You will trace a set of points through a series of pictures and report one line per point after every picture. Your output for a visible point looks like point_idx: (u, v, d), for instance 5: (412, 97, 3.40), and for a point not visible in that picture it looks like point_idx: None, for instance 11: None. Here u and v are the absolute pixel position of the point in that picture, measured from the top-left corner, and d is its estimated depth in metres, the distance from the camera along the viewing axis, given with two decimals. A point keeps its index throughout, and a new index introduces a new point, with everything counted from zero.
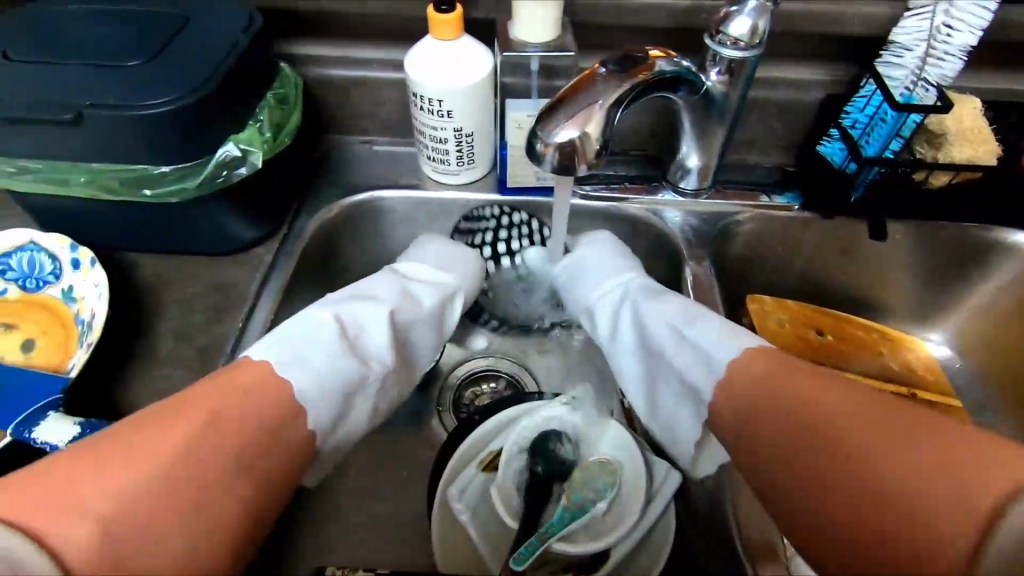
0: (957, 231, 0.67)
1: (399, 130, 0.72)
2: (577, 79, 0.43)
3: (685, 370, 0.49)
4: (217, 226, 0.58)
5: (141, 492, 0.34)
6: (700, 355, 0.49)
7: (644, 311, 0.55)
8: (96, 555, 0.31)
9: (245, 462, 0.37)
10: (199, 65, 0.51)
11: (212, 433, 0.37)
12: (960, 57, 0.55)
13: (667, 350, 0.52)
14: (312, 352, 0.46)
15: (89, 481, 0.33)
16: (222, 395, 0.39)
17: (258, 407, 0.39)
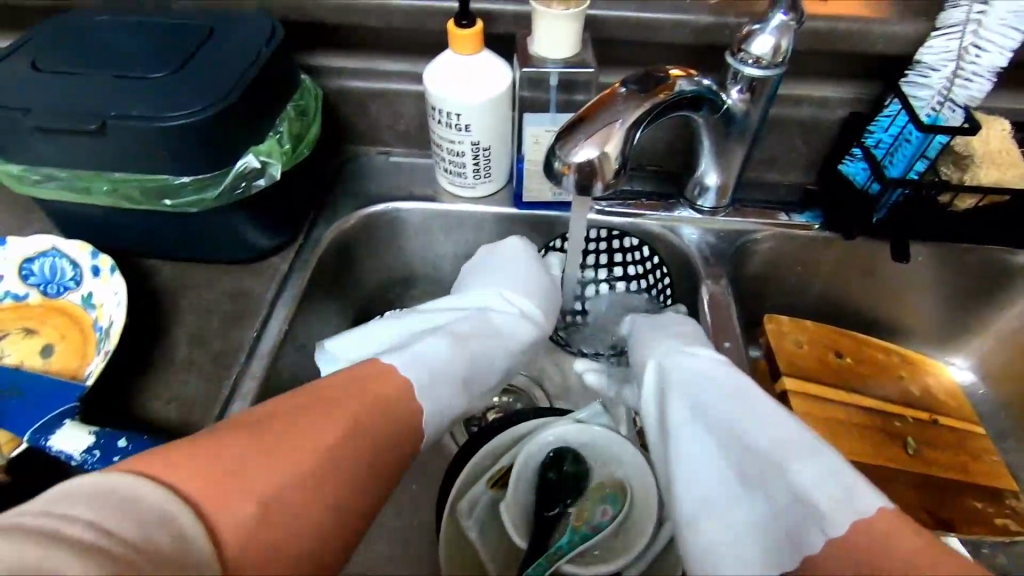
0: (984, 254, 0.65)
1: (417, 141, 0.73)
2: (597, 98, 0.42)
3: (808, 486, 0.38)
4: (235, 235, 0.59)
5: (291, 481, 0.34)
6: (836, 477, 0.38)
7: (745, 410, 0.44)
8: (253, 534, 0.32)
9: (374, 463, 0.39)
10: (222, 77, 0.52)
11: (350, 437, 0.38)
12: (988, 79, 0.53)
13: (769, 465, 0.41)
14: (440, 378, 0.47)
15: (248, 463, 0.34)
16: (359, 397, 0.41)
17: (383, 419, 0.41)
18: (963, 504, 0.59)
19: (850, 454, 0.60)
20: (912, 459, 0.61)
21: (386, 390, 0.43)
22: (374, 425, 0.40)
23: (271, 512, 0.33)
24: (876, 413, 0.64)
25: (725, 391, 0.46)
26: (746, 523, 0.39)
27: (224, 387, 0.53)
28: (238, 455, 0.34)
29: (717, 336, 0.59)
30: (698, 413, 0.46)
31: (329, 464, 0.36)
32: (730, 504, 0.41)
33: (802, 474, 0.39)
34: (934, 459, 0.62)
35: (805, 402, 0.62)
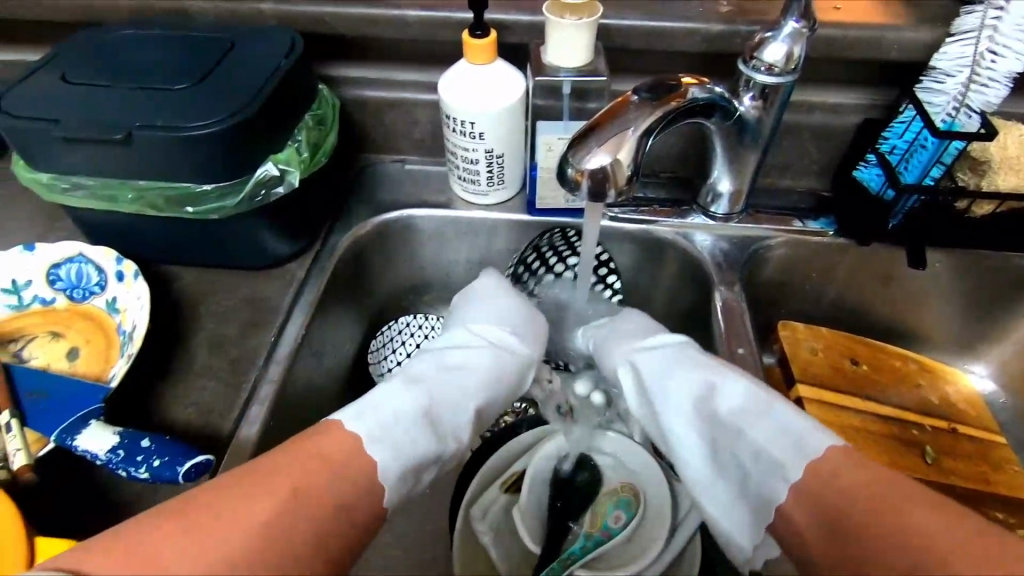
0: (1002, 261, 0.64)
1: (432, 150, 0.74)
2: (610, 106, 0.43)
3: (768, 443, 0.46)
4: (254, 241, 0.60)
5: (220, 570, 0.33)
6: (786, 434, 0.45)
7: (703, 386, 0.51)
8: None
9: (322, 534, 0.38)
10: (243, 88, 0.53)
11: (296, 504, 0.37)
12: (1005, 84, 0.53)
13: (738, 431, 0.48)
14: (394, 423, 0.46)
15: (173, 558, 0.33)
16: (304, 462, 0.39)
17: (336, 482, 0.40)
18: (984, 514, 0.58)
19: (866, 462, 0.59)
20: (930, 468, 0.60)
21: (335, 452, 0.41)
22: (323, 492, 0.39)
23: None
24: (892, 421, 0.63)
25: (683, 374, 0.52)
26: (731, 493, 0.48)
27: (242, 391, 0.55)
28: (165, 541, 0.34)
29: (731, 343, 0.58)
30: (668, 401, 0.52)
31: (263, 543, 0.35)
32: (716, 477, 0.48)
33: (758, 438, 0.46)
34: (954, 468, 0.61)
35: (820, 409, 0.61)
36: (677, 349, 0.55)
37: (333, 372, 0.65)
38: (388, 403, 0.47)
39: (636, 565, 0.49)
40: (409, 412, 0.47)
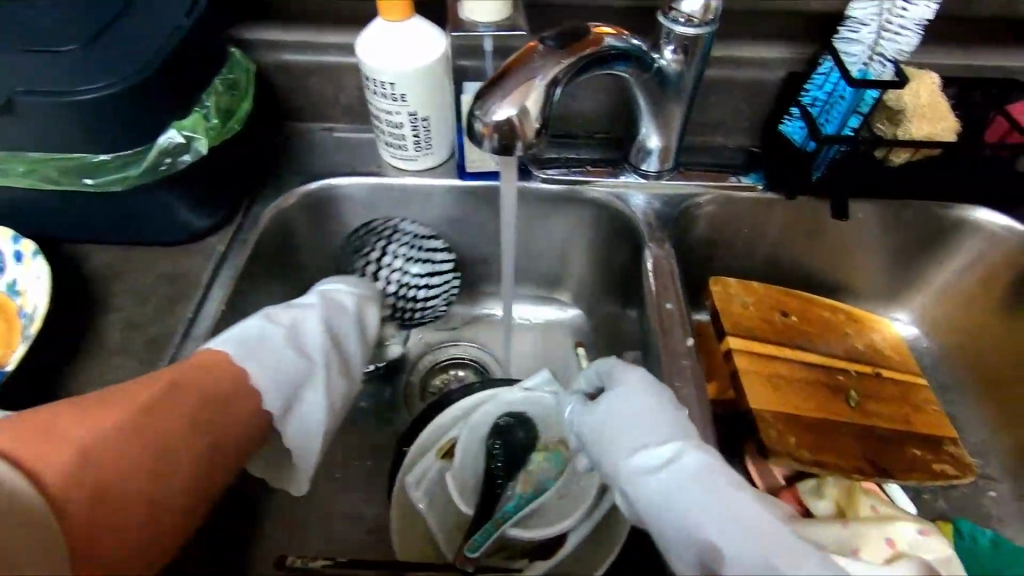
0: (923, 210, 0.66)
1: (359, 116, 0.71)
2: (516, 55, 0.42)
3: None
4: (167, 215, 0.57)
5: (112, 440, 0.40)
6: None
7: (709, 525, 0.41)
8: (67, 478, 0.38)
9: (203, 437, 0.44)
10: (139, 50, 0.50)
11: (189, 405, 0.44)
12: (916, 32, 0.54)
13: None
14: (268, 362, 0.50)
15: (74, 426, 0.40)
16: (198, 379, 0.46)
17: (232, 402, 0.46)
18: (904, 452, 0.60)
19: (793, 409, 0.60)
20: (854, 411, 0.62)
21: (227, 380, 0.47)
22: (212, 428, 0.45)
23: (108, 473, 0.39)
24: (819, 369, 0.65)
25: (691, 504, 0.42)
26: None
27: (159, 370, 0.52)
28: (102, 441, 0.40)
29: (659, 298, 0.59)
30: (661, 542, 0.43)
31: (152, 432, 0.42)
32: None
33: None
34: (877, 410, 0.63)
35: (750, 360, 0.62)
36: (687, 470, 0.44)
37: None
38: (259, 348, 0.51)
39: (572, 526, 0.50)
40: (287, 350, 0.52)
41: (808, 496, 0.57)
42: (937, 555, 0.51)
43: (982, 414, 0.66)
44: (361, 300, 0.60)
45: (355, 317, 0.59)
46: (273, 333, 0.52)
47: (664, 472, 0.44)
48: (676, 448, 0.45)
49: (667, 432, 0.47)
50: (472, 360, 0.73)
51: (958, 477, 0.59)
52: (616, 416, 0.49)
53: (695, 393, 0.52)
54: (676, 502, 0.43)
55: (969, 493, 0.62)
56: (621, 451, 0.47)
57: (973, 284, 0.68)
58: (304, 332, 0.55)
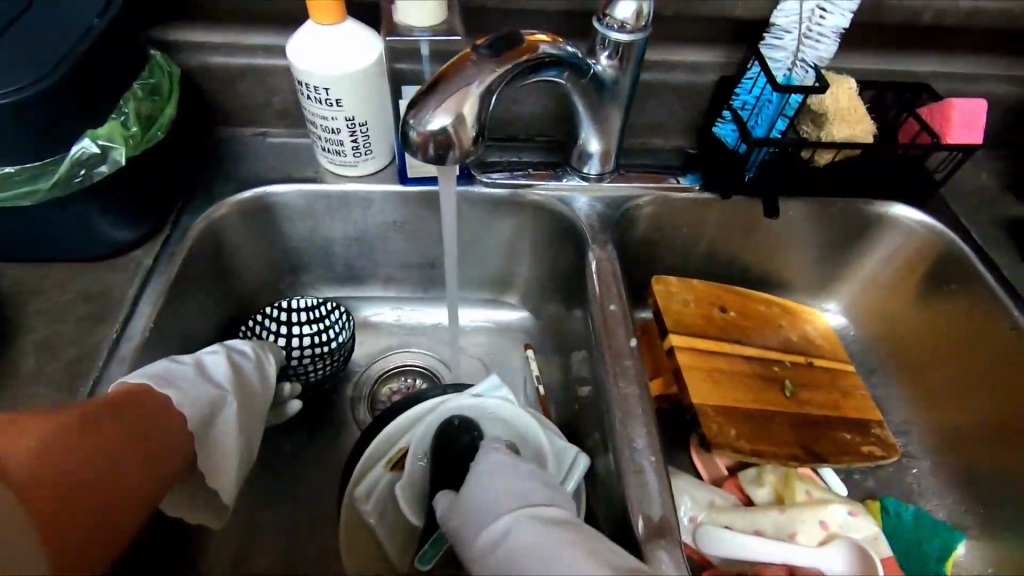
0: (848, 206, 0.69)
1: (294, 120, 0.69)
2: (450, 62, 0.41)
3: None
4: (84, 228, 0.54)
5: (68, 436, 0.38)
6: None
7: None
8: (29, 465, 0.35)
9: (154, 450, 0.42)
10: (44, 52, 0.47)
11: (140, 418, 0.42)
12: (834, 39, 0.57)
13: None
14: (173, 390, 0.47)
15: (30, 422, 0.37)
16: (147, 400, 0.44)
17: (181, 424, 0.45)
18: (835, 436, 0.64)
19: (733, 401, 0.63)
20: (789, 400, 0.65)
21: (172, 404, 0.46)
22: (154, 444, 0.42)
23: (57, 477, 0.36)
24: (756, 361, 0.68)
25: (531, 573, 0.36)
26: None
27: (80, 396, 0.49)
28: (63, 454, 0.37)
29: (603, 300, 0.59)
30: None
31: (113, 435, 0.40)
32: None
33: None
34: (810, 398, 0.66)
35: (692, 356, 0.64)
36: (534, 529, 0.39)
37: None
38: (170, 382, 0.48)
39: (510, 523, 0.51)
40: (195, 386, 0.49)
41: (748, 485, 0.59)
42: (863, 534, 0.55)
43: (904, 396, 0.71)
44: (258, 349, 0.57)
45: (257, 363, 0.55)
46: (181, 370, 0.49)
47: (508, 543, 0.38)
48: (514, 519, 0.40)
49: (514, 502, 0.41)
50: (420, 366, 0.72)
51: (884, 456, 0.63)
52: (474, 490, 0.44)
53: (639, 392, 0.53)
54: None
55: (894, 472, 0.67)
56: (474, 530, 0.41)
57: (893, 275, 0.72)
58: (212, 369, 0.51)
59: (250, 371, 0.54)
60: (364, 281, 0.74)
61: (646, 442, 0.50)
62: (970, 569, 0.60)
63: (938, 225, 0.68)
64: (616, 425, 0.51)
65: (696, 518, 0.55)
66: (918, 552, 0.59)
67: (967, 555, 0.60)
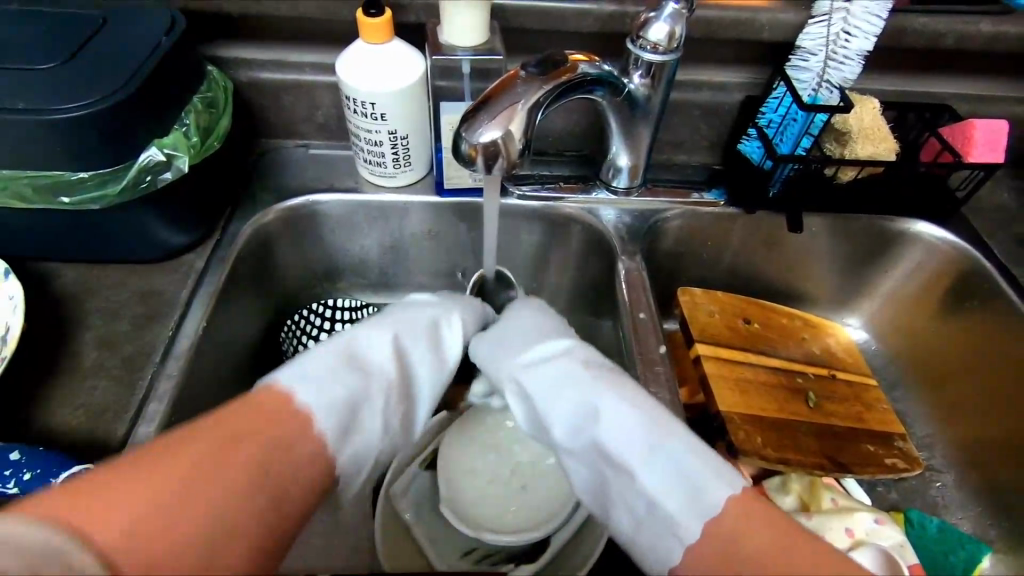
0: (871, 223, 0.71)
1: (335, 133, 0.72)
2: (501, 79, 0.44)
3: (657, 491, 0.42)
4: (144, 231, 0.57)
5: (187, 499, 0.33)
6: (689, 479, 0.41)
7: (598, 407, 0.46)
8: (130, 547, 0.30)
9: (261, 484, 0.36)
10: (120, 70, 0.50)
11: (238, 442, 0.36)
12: (858, 61, 0.59)
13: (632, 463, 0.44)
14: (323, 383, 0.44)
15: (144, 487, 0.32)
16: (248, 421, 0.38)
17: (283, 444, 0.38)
18: (859, 447, 0.65)
19: (757, 410, 0.64)
20: (812, 411, 0.67)
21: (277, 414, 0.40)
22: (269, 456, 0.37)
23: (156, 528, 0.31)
24: (780, 372, 0.69)
25: (575, 387, 0.48)
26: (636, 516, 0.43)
27: (138, 390, 0.51)
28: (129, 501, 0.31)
29: (632, 308, 0.61)
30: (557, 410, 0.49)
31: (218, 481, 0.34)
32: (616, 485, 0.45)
33: (653, 476, 0.42)
34: (834, 410, 0.68)
35: (718, 365, 0.66)
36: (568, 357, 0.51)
37: (236, 363, 0.63)
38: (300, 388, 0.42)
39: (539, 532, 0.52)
40: (331, 400, 0.43)
41: (774, 492, 0.60)
42: (890, 542, 0.56)
43: (927, 411, 0.72)
44: (445, 316, 0.56)
45: (430, 343, 0.53)
46: (332, 362, 0.46)
47: (550, 363, 0.51)
48: (564, 349, 0.52)
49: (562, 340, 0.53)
50: None
51: (907, 469, 0.64)
52: (500, 334, 0.55)
53: (669, 397, 0.55)
54: (569, 381, 0.49)
55: (918, 484, 0.67)
56: (510, 360, 0.53)
57: (915, 291, 0.74)
58: (371, 363, 0.49)
59: (408, 356, 0.51)
60: (397, 288, 0.77)
61: None
62: None
63: (960, 241, 0.69)
64: None
65: None
66: (944, 564, 0.59)
67: (993, 568, 0.61)
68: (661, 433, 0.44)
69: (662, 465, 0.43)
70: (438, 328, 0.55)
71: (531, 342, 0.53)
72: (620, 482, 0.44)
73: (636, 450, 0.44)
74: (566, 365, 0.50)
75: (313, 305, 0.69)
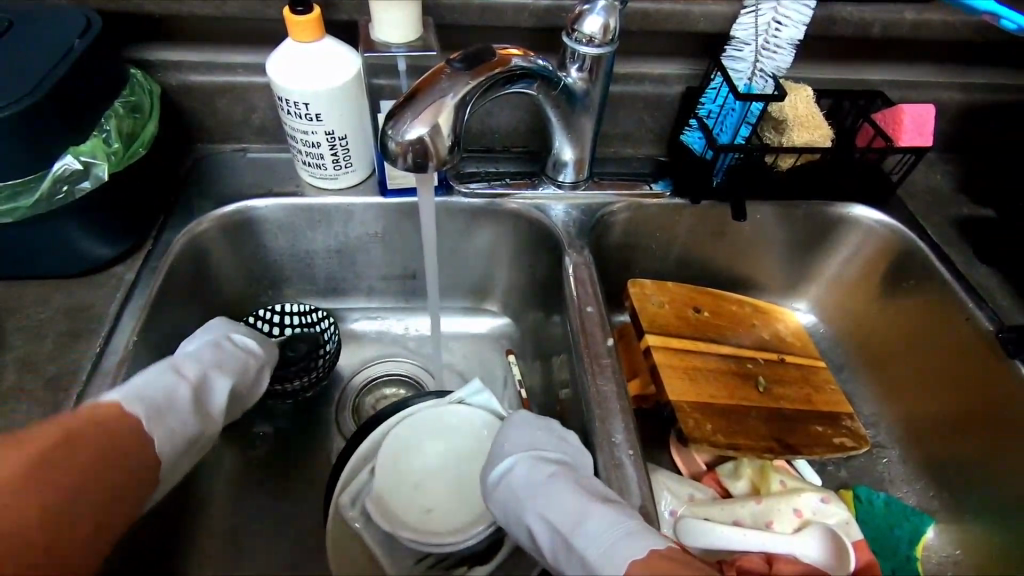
0: (811, 209, 0.72)
1: (275, 136, 0.70)
2: (425, 76, 0.44)
3: (586, 550, 0.40)
4: (67, 245, 0.54)
5: None
6: (610, 537, 0.40)
7: (540, 470, 0.47)
8: None
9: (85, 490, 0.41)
10: (26, 75, 0.47)
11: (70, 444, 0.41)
12: (789, 51, 0.61)
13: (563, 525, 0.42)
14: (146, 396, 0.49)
15: None
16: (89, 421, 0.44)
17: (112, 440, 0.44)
18: (808, 429, 0.66)
19: (708, 397, 0.65)
20: (763, 395, 0.68)
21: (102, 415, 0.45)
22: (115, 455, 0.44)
23: None
24: (731, 359, 0.70)
25: (524, 450, 0.49)
26: None
27: (63, 410, 0.49)
28: None
29: (580, 303, 0.61)
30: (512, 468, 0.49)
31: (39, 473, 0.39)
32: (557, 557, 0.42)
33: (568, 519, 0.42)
34: (783, 393, 0.69)
35: (670, 355, 0.67)
36: (527, 425, 0.51)
37: None
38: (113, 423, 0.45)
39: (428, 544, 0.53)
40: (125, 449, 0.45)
41: (726, 478, 0.62)
42: (836, 520, 0.57)
43: (872, 390, 0.74)
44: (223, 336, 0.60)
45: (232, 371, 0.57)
46: (166, 383, 0.51)
47: (512, 428, 0.51)
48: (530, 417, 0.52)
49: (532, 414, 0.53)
50: (404, 375, 0.73)
51: (855, 447, 0.65)
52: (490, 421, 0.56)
53: (617, 389, 0.55)
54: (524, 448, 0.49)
55: (865, 462, 0.69)
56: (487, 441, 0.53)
57: (856, 274, 0.76)
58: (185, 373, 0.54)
59: (217, 362, 0.57)
60: (346, 293, 0.75)
61: (624, 436, 0.51)
62: (940, 553, 0.62)
63: (896, 224, 0.71)
64: (595, 421, 0.53)
65: (677, 511, 0.57)
66: (890, 537, 0.61)
67: (935, 538, 0.63)
68: (594, 485, 0.45)
69: (582, 505, 0.42)
70: (220, 345, 0.58)
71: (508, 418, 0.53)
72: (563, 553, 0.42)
73: (565, 506, 0.43)
74: (524, 419, 0.52)
75: (262, 310, 0.69)
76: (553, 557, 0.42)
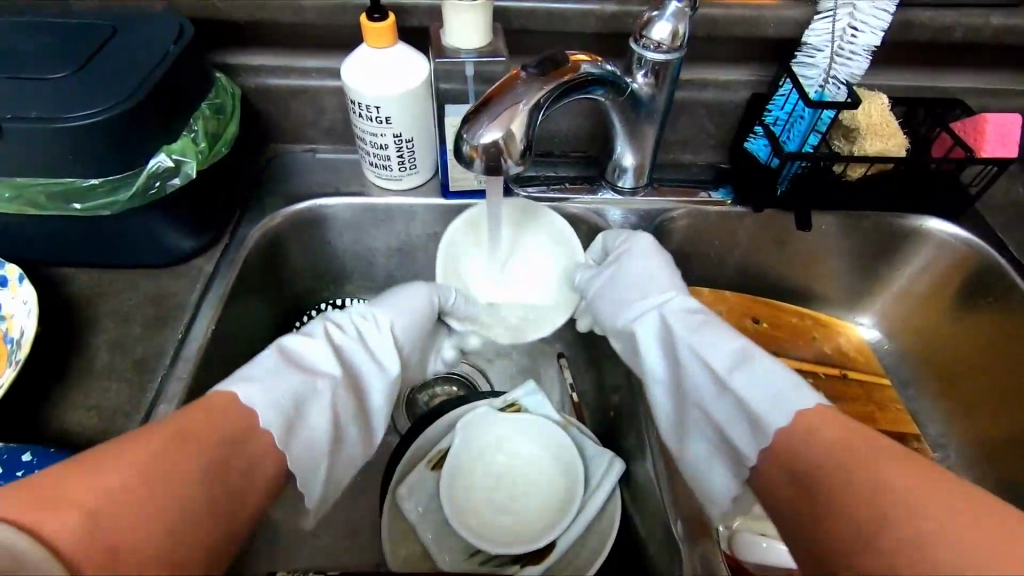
0: (879, 220, 0.70)
1: (342, 137, 0.73)
2: (501, 81, 0.45)
3: (757, 382, 0.47)
4: (155, 237, 0.58)
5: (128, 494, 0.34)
6: (778, 385, 0.46)
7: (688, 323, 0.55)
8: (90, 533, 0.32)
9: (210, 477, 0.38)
10: (127, 78, 0.51)
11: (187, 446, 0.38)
12: (865, 57, 0.59)
13: (721, 368, 0.50)
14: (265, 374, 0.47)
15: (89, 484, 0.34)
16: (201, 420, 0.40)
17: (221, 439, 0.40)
18: None
19: None
20: None
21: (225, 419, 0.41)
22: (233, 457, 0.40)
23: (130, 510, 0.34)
24: None
25: (667, 295, 0.58)
26: (727, 410, 0.49)
27: (148, 393, 0.52)
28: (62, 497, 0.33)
29: None
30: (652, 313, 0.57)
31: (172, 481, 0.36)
32: (711, 395, 0.50)
33: (722, 358, 0.50)
34: (844, 410, 0.67)
35: None
36: (666, 270, 0.60)
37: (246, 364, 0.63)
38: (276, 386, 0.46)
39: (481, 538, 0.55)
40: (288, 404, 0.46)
41: None
42: None
43: (940, 410, 0.71)
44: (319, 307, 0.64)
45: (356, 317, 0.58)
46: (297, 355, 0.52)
47: (644, 272, 0.60)
48: (648, 249, 0.61)
49: (660, 258, 0.61)
50: (458, 374, 0.72)
51: None
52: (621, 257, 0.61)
53: None
54: (665, 295, 0.58)
55: None
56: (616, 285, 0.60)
57: (927, 289, 0.72)
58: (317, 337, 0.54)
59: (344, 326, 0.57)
60: None
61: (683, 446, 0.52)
62: None
63: (974, 239, 0.68)
64: None
65: (732, 525, 0.54)
66: None
67: None
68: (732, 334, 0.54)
69: (734, 347, 0.51)
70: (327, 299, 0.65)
71: (651, 260, 0.60)
72: (717, 391, 0.50)
73: (727, 351, 0.50)
74: (649, 254, 0.61)
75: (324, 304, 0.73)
76: (701, 388, 0.51)
